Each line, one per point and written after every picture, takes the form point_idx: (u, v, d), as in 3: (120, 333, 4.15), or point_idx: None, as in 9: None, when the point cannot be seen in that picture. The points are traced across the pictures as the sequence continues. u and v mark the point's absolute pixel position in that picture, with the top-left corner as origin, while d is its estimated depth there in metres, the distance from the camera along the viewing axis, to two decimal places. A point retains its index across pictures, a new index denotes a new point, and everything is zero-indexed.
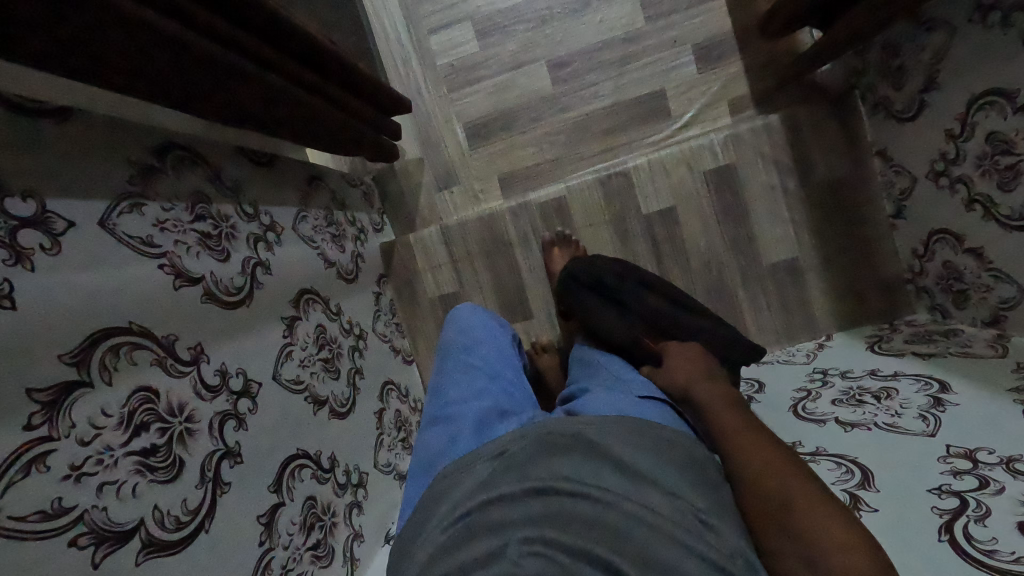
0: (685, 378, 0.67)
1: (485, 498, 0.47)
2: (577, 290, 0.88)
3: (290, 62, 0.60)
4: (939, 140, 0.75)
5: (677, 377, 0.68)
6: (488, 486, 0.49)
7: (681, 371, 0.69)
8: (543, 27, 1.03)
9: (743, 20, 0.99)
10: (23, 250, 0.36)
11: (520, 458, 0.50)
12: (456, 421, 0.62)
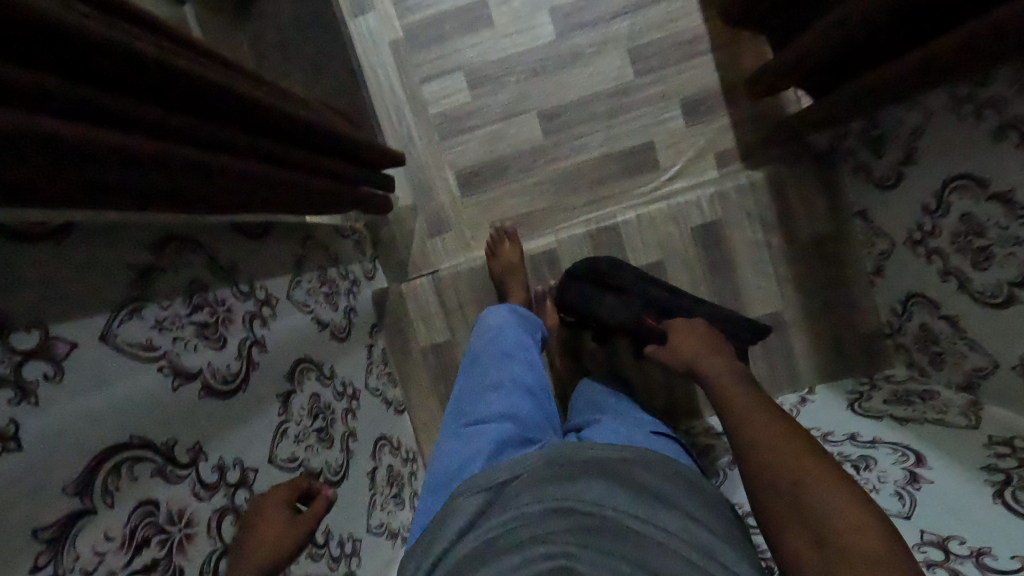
0: (691, 354, 0.69)
1: (508, 520, 0.50)
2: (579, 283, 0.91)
3: (275, 143, 0.61)
4: (917, 212, 0.77)
5: (683, 355, 0.70)
6: (507, 510, 0.51)
7: (688, 346, 0.71)
8: (535, 79, 1.05)
9: (730, 76, 1.01)
10: (28, 386, 0.37)
11: (542, 479, 0.54)
12: (484, 434, 0.65)
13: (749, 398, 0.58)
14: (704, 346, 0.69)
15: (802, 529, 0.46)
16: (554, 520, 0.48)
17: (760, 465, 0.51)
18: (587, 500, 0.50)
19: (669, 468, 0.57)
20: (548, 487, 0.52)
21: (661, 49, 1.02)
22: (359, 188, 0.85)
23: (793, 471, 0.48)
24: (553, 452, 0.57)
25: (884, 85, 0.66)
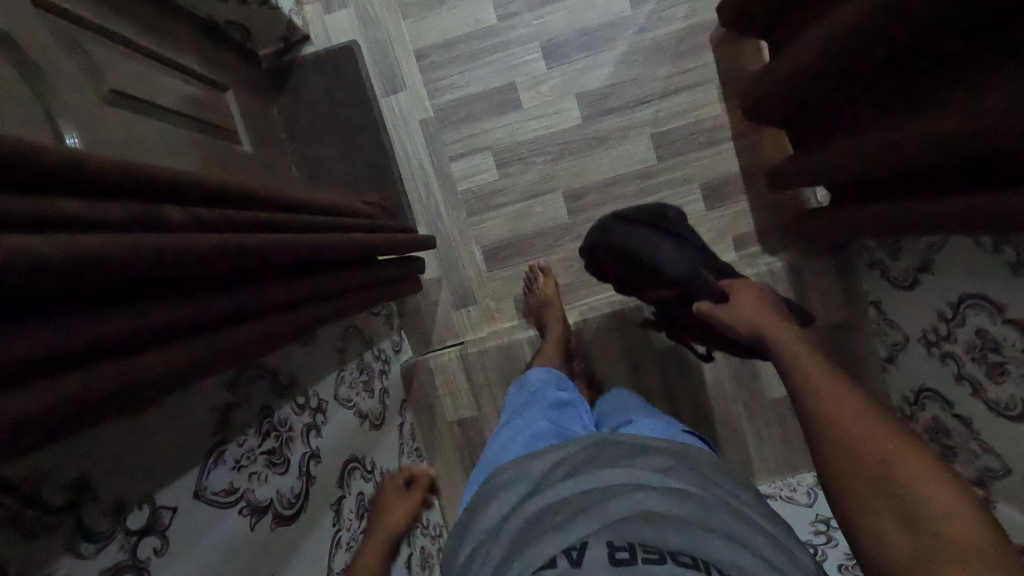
0: (761, 322, 0.72)
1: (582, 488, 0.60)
2: (640, 233, 0.94)
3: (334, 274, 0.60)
4: (932, 315, 0.82)
5: (750, 320, 0.73)
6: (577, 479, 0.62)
7: (750, 312, 0.74)
8: (561, 160, 1.08)
9: (749, 163, 1.06)
10: (142, 565, 0.39)
11: (598, 461, 0.65)
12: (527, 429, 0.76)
13: (823, 370, 0.61)
14: (764, 314, 0.73)
15: (877, 494, 0.48)
16: (627, 487, 0.59)
17: (840, 428, 0.54)
18: (653, 477, 0.61)
19: (707, 462, 0.67)
20: (616, 465, 0.64)
21: (683, 137, 1.06)
22: (400, 284, 0.85)
23: (872, 437, 0.51)
24: (607, 439, 0.69)
25: (906, 213, 0.71)
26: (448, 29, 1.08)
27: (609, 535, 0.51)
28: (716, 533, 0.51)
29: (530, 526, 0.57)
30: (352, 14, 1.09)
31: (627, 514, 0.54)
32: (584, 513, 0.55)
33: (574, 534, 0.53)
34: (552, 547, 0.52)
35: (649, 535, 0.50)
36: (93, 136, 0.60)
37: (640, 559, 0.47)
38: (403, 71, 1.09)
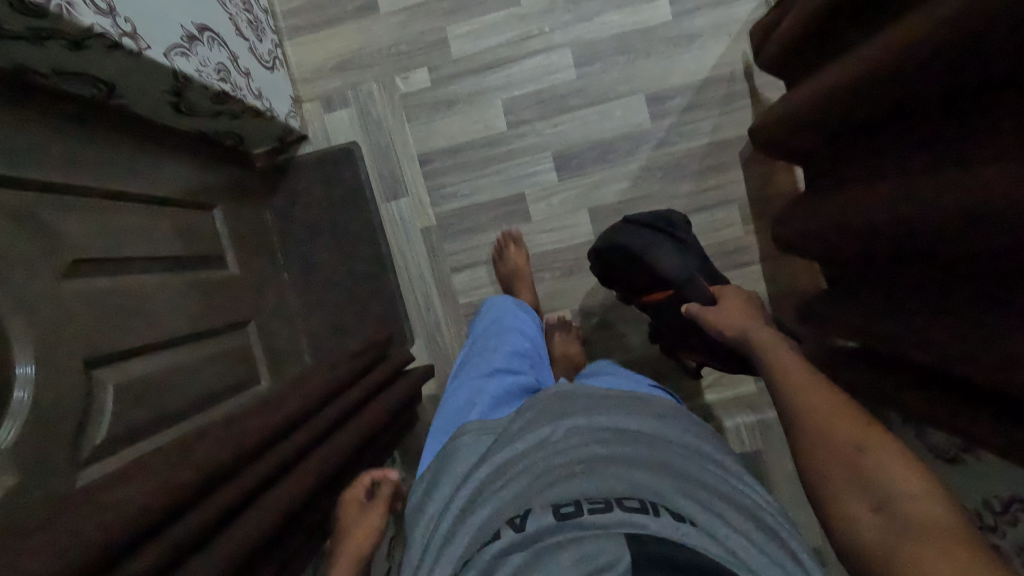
0: (743, 322, 0.76)
1: (533, 446, 0.63)
2: (636, 232, 0.91)
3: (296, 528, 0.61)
4: (974, 499, 0.74)
5: (734, 319, 0.77)
6: (527, 435, 0.65)
7: (735, 312, 0.78)
8: (571, 276, 1.03)
9: (773, 290, 0.99)
10: None
11: (551, 413, 0.68)
12: (494, 385, 0.78)
13: (793, 363, 0.68)
14: (748, 314, 0.77)
15: (864, 496, 0.53)
16: (564, 441, 0.62)
17: (827, 430, 0.59)
18: (597, 427, 0.64)
19: (662, 409, 0.71)
20: (559, 416, 0.67)
21: None
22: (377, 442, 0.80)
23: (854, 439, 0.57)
24: (563, 391, 0.72)
25: (972, 426, 0.62)
26: (455, 135, 1.02)
27: (553, 496, 0.54)
28: (658, 477, 0.56)
29: (488, 489, 0.60)
30: (353, 113, 1.03)
31: (569, 473, 0.57)
32: (523, 478, 0.58)
33: (519, 500, 0.55)
34: (497, 517, 0.54)
35: (592, 492, 0.53)
36: (38, 330, 0.52)
37: (585, 511, 0.51)
38: (405, 177, 1.03)
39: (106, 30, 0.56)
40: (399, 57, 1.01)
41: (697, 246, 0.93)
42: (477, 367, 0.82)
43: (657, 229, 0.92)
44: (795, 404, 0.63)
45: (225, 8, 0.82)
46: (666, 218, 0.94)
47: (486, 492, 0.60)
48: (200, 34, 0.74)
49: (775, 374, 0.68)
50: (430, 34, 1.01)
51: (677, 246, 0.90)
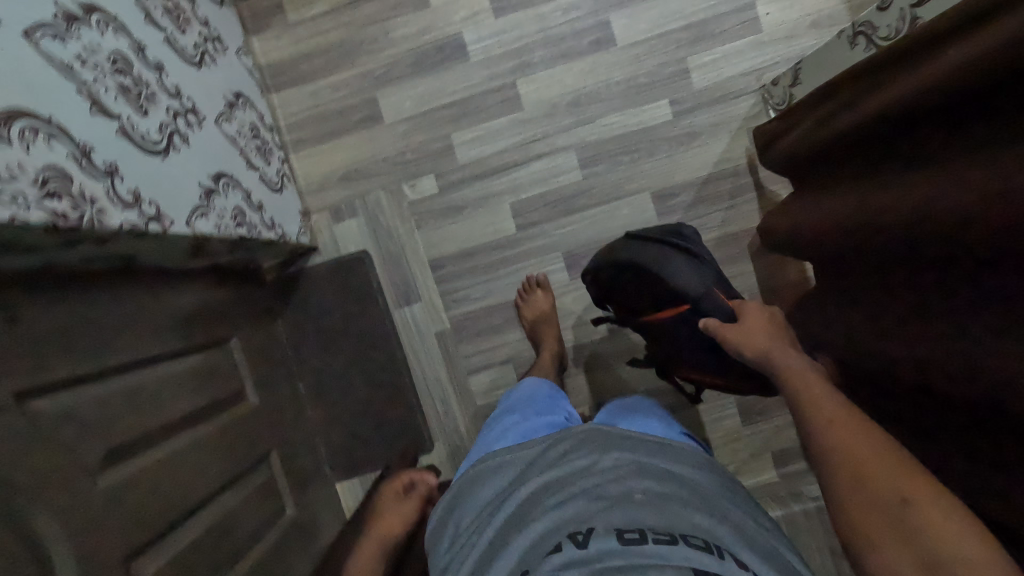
0: (768, 342, 0.71)
1: (583, 466, 0.63)
2: (638, 247, 0.87)
3: None
4: None
5: (757, 342, 0.71)
6: (571, 456, 0.65)
7: (760, 332, 0.73)
8: (586, 372, 1.04)
9: None
10: None
11: (594, 440, 0.67)
12: (527, 425, 0.76)
13: (822, 390, 0.62)
14: (774, 336, 0.72)
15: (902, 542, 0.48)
16: (617, 466, 0.62)
17: (868, 474, 0.52)
18: (650, 464, 0.63)
19: (689, 456, 0.67)
20: (610, 446, 0.66)
21: None
22: None
23: (897, 486, 0.50)
24: (599, 427, 0.69)
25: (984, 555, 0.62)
26: (465, 239, 1.02)
27: (615, 520, 0.54)
28: (713, 519, 0.56)
29: (534, 504, 0.60)
30: (361, 222, 1.03)
31: (626, 497, 0.57)
32: (577, 495, 0.58)
33: (577, 518, 0.56)
34: (555, 532, 0.55)
35: (654, 521, 0.54)
36: (74, 541, 0.52)
37: (650, 540, 0.51)
38: (417, 282, 1.03)
39: (135, 223, 0.57)
40: (405, 164, 1.02)
41: (710, 262, 0.89)
42: (513, 408, 0.81)
43: (668, 243, 0.88)
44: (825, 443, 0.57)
45: (235, 145, 0.83)
46: (676, 234, 0.91)
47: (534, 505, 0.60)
48: (216, 184, 0.75)
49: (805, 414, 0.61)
50: (434, 142, 1.02)
51: (689, 259, 0.87)
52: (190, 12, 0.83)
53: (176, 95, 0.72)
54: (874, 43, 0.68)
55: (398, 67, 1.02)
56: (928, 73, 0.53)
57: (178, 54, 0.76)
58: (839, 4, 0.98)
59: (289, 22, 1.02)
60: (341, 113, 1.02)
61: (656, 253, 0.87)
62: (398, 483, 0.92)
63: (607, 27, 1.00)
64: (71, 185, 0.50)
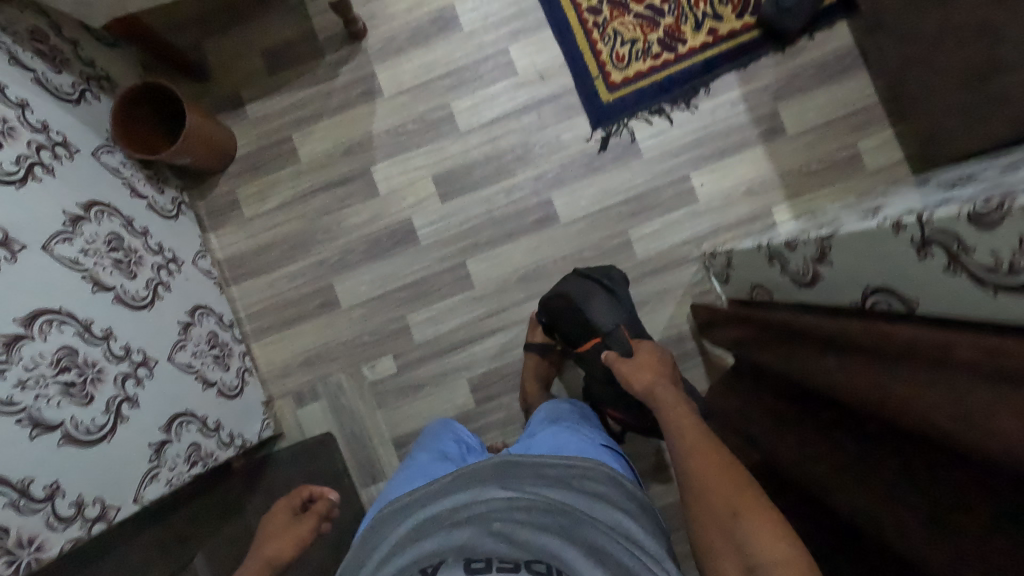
0: (650, 379, 0.75)
1: (458, 502, 0.64)
2: (579, 283, 0.93)
3: None
4: None
5: (643, 376, 0.76)
6: (450, 496, 0.65)
7: (647, 371, 0.77)
8: None
9: None
10: None
11: (478, 475, 0.67)
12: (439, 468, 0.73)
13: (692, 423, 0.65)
14: (654, 372, 0.76)
15: (738, 564, 0.52)
16: (489, 500, 0.63)
17: (710, 500, 0.57)
18: (529, 495, 0.63)
19: (584, 472, 0.68)
20: (498, 482, 0.66)
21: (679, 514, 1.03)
22: None
23: (735, 509, 0.55)
24: (500, 460, 0.69)
25: None
26: (426, 417, 1.05)
27: (469, 552, 0.55)
28: (565, 544, 0.57)
29: (404, 538, 0.61)
30: (324, 405, 1.06)
31: (484, 531, 0.58)
32: (439, 531, 0.59)
33: (437, 551, 0.57)
34: (413, 564, 0.56)
35: (504, 549, 0.55)
36: None
37: (493, 569, 0.53)
38: (382, 462, 1.05)
39: (76, 537, 0.63)
40: (363, 346, 1.05)
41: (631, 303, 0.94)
42: (429, 458, 0.77)
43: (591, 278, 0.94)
44: (683, 472, 0.61)
45: (190, 370, 0.86)
46: (603, 272, 0.96)
47: (405, 538, 0.61)
48: (169, 433, 0.78)
49: (676, 439, 0.64)
50: (391, 324, 1.05)
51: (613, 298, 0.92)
52: (143, 247, 0.87)
53: (124, 356, 0.75)
54: (788, 271, 0.71)
55: (351, 254, 1.05)
56: (821, 364, 0.54)
57: (128, 304, 0.79)
58: (770, 173, 1.02)
59: (245, 216, 1.06)
60: (299, 301, 1.06)
61: (585, 287, 0.92)
62: (297, 499, 0.81)
63: (549, 205, 1.04)
64: (6, 539, 0.56)
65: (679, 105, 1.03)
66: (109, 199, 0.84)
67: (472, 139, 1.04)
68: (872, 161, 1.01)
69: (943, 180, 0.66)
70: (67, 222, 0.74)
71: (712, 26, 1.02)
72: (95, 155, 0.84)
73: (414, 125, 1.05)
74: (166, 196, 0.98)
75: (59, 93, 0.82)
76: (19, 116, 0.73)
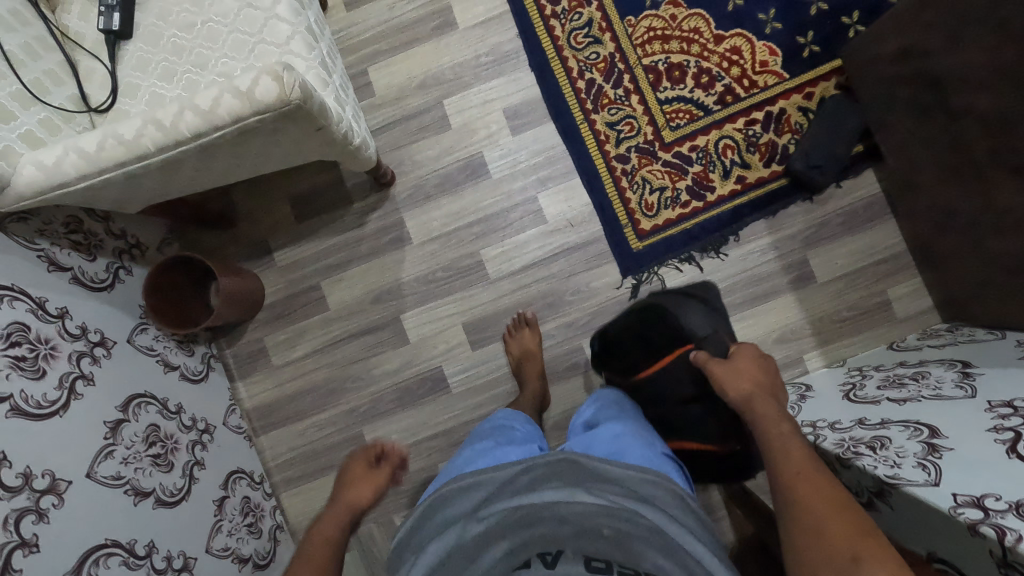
0: (750, 387, 0.66)
1: (555, 489, 0.60)
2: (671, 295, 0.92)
3: None
4: None
5: (743, 384, 0.66)
6: (546, 484, 0.61)
7: (746, 374, 0.68)
8: None
9: None
10: None
11: (569, 468, 0.63)
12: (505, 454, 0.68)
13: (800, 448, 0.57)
14: (754, 380, 0.67)
15: None
16: (589, 497, 0.59)
17: (822, 526, 0.49)
18: (627, 501, 0.59)
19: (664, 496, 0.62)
20: (590, 482, 0.61)
21: None
22: None
23: (858, 550, 0.47)
24: (580, 460, 0.64)
25: None
26: None
27: (581, 547, 0.53)
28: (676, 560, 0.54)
29: (501, 515, 0.58)
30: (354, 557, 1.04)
31: (596, 528, 0.55)
32: (544, 517, 0.56)
33: (548, 539, 0.54)
34: (523, 548, 0.54)
35: (622, 552, 0.53)
36: None
37: (616, 572, 0.50)
38: None
39: None
40: (393, 496, 1.04)
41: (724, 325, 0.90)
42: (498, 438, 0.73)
43: (688, 295, 0.92)
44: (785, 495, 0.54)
45: (225, 554, 0.85)
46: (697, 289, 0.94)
47: (501, 512, 0.58)
48: None
49: (777, 456, 0.57)
50: (421, 473, 1.04)
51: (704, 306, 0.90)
52: (178, 429, 0.86)
53: (166, 568, 0.74)
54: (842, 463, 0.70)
55: (380, 402, 1.05)
56: None
57: (167, 503, 0.78)
58: (800, 320, 1.02)
59: (273, 364, 1.06)
60: (328, 450, 1.05)
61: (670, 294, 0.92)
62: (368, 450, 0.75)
63: (580, 352, 1.03)
64: None
65: (708, 253, 1.03)
66: (147, 388, 0.83)
67: (501, 285, 1.04)
68: (901, 309, 1.02)
69: (993, 403, 0.65)
70: (108, 433, 0.73)
71: (740, 174, 1.03)
72: (130, 339, 0.84)
73: (443, 273, 1.05)
74: (195, 356, 0.97)
75: (94, 283, 0.81)
76: (59, 330, 0.72)
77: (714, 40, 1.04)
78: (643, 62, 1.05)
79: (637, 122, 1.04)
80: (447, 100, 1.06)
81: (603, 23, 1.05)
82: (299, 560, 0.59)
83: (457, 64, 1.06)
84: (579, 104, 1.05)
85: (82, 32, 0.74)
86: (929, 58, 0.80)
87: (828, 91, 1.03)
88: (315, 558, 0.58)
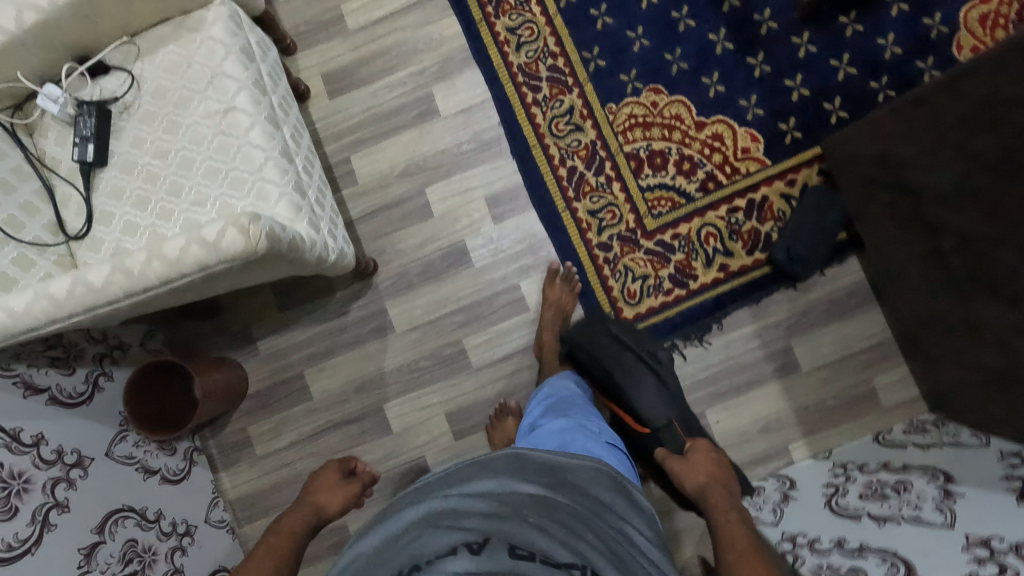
0: (704, 478, 0.70)
1: (489, 483, 0.57)
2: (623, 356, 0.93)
3: None
4: None
5: (697, 475, 0.71)
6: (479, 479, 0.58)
7: (700, 468, 0.72)
8: None
9: None
10: None
11: (504, 464, 0.60)
12: None
13: (740, 531, 0.60)
14: (714, 478, 0.70)
15: None
16: (517, 491, 0.56)
17: None
18: (559, 494, 0.57)
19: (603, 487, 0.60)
20: (522, 475, 0.59)
21: None
22: None
23: None
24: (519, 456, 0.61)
25: None
26: None
27: (509, 533, 0.51)
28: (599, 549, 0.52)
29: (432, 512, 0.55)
30: None
31: (524, 518, 0.53)
32: (473, 510, 0.54)
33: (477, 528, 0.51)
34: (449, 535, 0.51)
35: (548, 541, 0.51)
36: None
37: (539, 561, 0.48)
38: None
39: None
40: None
41: (678, 387, 0.94)
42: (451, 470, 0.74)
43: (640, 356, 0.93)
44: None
45: None
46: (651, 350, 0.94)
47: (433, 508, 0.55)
48: None
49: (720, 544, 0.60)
50: None
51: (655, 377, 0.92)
52: (156, 538, 0.85)
53: None
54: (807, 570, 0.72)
55: None
56: None
57: None
58: (786, 409, 1.01)
59: (257, 454, 1.05)
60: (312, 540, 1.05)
61: (619, 351, 0.94)
62: (346, 463, 0.76)
63: None
64: None
65: (691, 341, 1.02)
66: (124, 501, 0.83)
67: (483, 374, 1.04)
68: (887, 398, 1.01)
69: (971, 540, 0.63)
70: (82, 562, 0.73)
71: (723, 262, 1.02)
72: (108, 452, 0.84)
73: (427, 361, 1.05)
74: (178, 453, 0.98)
75: (71, 398, 0.82)
76: (32, 460, 0.72)
77: (696, 126, 1.04)
78: (625, 149, 1.05)
79: (619, 210, 1.04)
80: (430, 187, 1.06)
81: (584, 110, 1.06)
82: (261, 550, 0.59)
83: (440, 151, 1.06)
84: (562, 192, 1.05)
85: (58, 157, 0.75)
86: (902, 169, 0.80)
87: (811, 177, 1.02)
88: (278, 550, 0.59)
